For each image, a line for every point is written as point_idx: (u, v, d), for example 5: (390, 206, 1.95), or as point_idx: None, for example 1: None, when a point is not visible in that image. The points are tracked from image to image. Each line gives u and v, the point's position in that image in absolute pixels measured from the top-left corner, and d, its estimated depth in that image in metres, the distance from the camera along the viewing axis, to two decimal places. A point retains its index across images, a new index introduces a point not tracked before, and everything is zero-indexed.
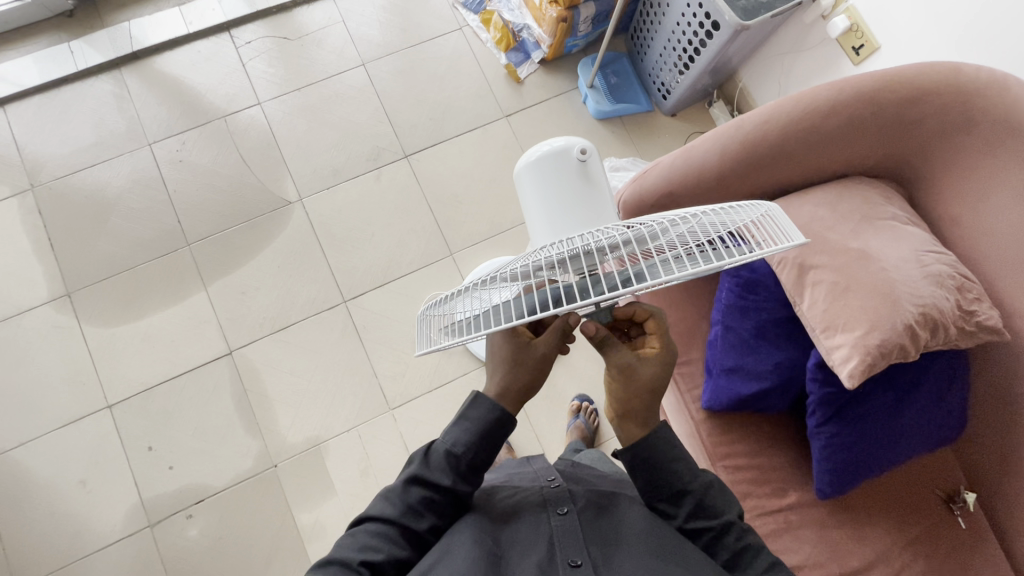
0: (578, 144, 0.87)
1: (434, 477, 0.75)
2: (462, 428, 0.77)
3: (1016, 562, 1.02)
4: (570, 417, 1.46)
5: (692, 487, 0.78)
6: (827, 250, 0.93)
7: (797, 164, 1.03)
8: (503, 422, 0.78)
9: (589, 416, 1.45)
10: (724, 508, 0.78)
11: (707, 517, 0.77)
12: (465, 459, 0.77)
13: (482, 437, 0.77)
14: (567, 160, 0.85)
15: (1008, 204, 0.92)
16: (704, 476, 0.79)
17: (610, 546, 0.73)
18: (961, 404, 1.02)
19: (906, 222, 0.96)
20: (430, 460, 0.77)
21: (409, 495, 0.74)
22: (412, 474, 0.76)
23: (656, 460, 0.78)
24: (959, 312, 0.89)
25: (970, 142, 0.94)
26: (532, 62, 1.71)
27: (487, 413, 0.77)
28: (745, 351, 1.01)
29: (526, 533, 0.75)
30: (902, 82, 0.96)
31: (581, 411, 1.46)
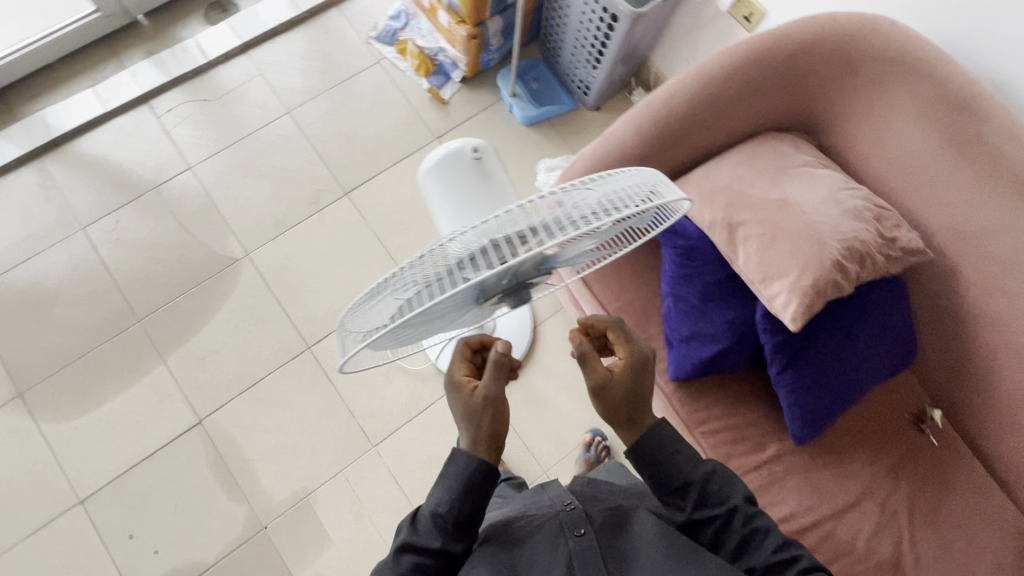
0: (478, 143, 1.08)
1: (422, 542, 0.73)
2: (443, 486, 0.76)
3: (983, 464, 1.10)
4: (580, 450, 1.46)
5: (692, 478, 0.79)
6: (750, 205, 0.97)
7: (709, 131, 1.08)
8: (486, 474, 0.77)
9: (599, 449, 1.45)
10: (728, 494, 0.78)
11: (712, 505, 0.78)
12: (454, 517, 0.75)
13: (465, 495, 0.75)
14: (465, 158, 1.07)
15: (904, 133, 0.97)
16: (705, 465, 0.79)
17: (628, 564, 0.73)
18: (908, 326, 1.07)
19: (818, 167, 1.00)
20: (418, 525, 0.75)
21: (401, 563, 0.72)
22: (401, 541, 0.74)
23: (656, 457, 0.79)
24: (882, 240, 0.94)
25: (858, 83, 1.01)
26: (453, 81, 1.75)
27: (466, 467, 0.76)
28: (697, 317, 1.04)
29: (544, 556, 0.75)
30: (786, 38, 1.02)
31: (592, 444, 1.45)
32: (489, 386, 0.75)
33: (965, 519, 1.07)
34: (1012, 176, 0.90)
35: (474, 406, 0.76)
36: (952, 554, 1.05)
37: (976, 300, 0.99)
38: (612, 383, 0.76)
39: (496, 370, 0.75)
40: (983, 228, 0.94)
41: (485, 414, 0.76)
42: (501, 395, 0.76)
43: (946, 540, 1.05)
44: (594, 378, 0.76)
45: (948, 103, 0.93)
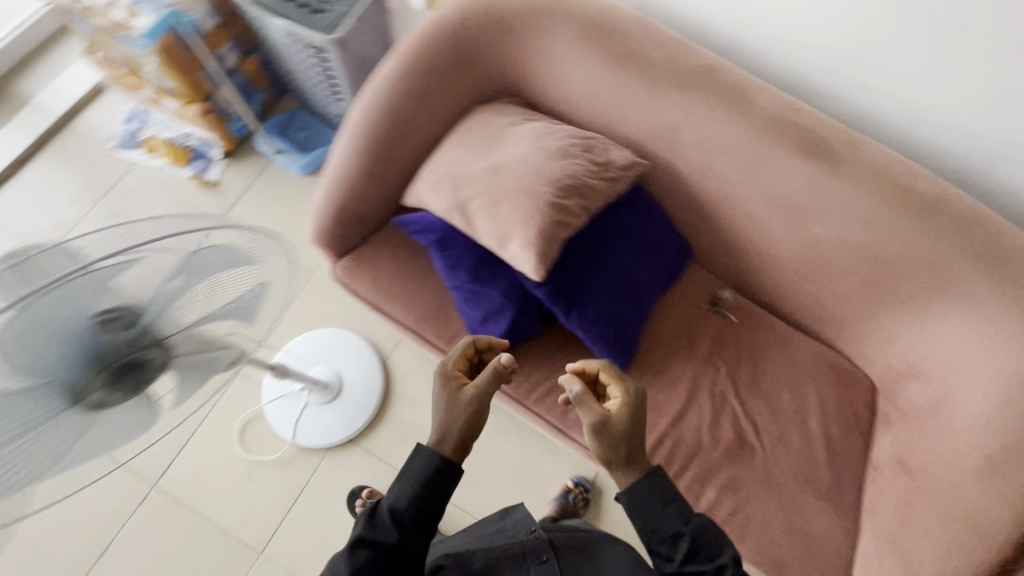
0: None
1: (378, 536, 0.70)
2: (405, 482, 0.73)
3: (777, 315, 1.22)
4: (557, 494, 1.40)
5: (684, 530, 0.74)
6: (471, 180, 1.00)
7: (421, 127, 1.10)
8: (449, 473, 0.74)
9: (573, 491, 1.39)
10: (717, 552, 0.73)
11: (699, 561, 0.72)
12: (413, 514, 0.72)
13: (426, 491, 0.73)
14: None
15: (575, 69, 1.03)
16: (696, 517, 0.75)
17: None
18: (666, 229, 1.14)
19: (521, 124, 1.05)
20: (376, 522, 0.71)
21: (357, 557, 0.68)
22: (357, 535, 0.70)
23: (641, 504, 0.76)
24: (593, 166, 1.00)
25: (521, 38, 1.03)
26: (216, 160, 1.68)
27: (427, 463, 0.74)
28: (479, 299, 1.06)
29: None
30: (445, 23, 1.03)
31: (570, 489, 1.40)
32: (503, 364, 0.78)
33: (782, 374, 1.15)
34: (666, 76, 0.99)
35: (453, 398, 0.77)
36: (782, 409, 1.13)
37: (698, 186, 1.08)
38: (612, 420, 0.76)
39: (493, 374, 0.77)
40: (671, 124, 1.02)
41: (455, 409, 0.77)
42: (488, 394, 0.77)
43: (772, 399, 1.14)
44: (594, 413, 0.76)
45: (599, 30, 1.01)
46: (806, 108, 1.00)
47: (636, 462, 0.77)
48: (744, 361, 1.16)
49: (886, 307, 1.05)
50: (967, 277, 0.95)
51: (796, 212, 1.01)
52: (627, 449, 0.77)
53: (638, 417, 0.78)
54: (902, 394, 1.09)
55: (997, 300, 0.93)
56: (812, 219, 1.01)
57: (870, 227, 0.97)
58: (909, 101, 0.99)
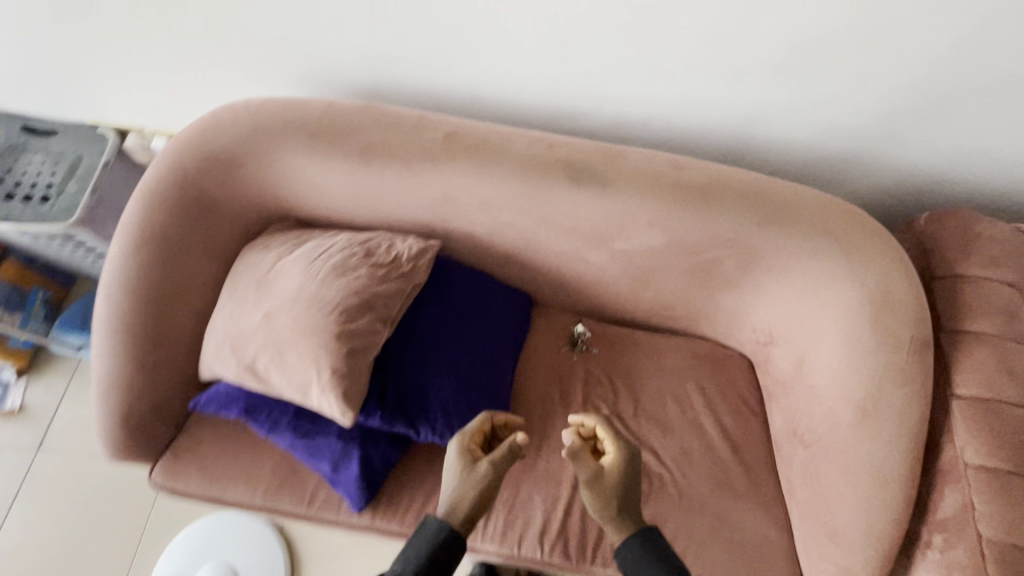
0: None
1: None
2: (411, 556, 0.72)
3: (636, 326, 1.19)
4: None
5: None
6: (249, 336, 0.88)
7: (185, 297, 0.95)
8: (455, 547, 0.73)
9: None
10: None
11: None
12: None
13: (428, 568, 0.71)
14: None
15: (326, 179, 0.95)
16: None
17: None
18: (490, 290, 1.08)
19: (291, 252, 0.95)
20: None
21: None
22: None
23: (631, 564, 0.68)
24: (379, 271, 0.92)
25: (251, 169, 0.92)
26: (10, 383, 1.45)
27: (437, 533, 0.73)
28: (317, 449, 0.94)
29: None
30: (154, 185, 0.89)
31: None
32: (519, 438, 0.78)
33: (661, 384, 1.11)
34: (416, 156, 0.93)
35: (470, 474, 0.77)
36: (674, 423, 1.07)
37: (501, 242, 1.03)
38: (600, 472, 0.72)
39: (505, 451, 0.78)
40: (441, 196, 0.96)
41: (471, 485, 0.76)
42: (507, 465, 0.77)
43: (661, 416, 1.07)
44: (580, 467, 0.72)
45: (323, 131, 0.92)
46: (558, 136, 0.96)
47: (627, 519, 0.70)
48: (621, 388, 1.10)
49: (718, 290, 1.03)
50: (762, 240, 0.92)
51: (595, 236, 0.98)
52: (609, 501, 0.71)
53: (625, 478, 0.72)
54: (771, 363, 1.07)
55: (798, 251, 0.92)
56: (611, 238, 0.97)
57: (658, 227, 0.94)
58: (649, 95, 0.98)
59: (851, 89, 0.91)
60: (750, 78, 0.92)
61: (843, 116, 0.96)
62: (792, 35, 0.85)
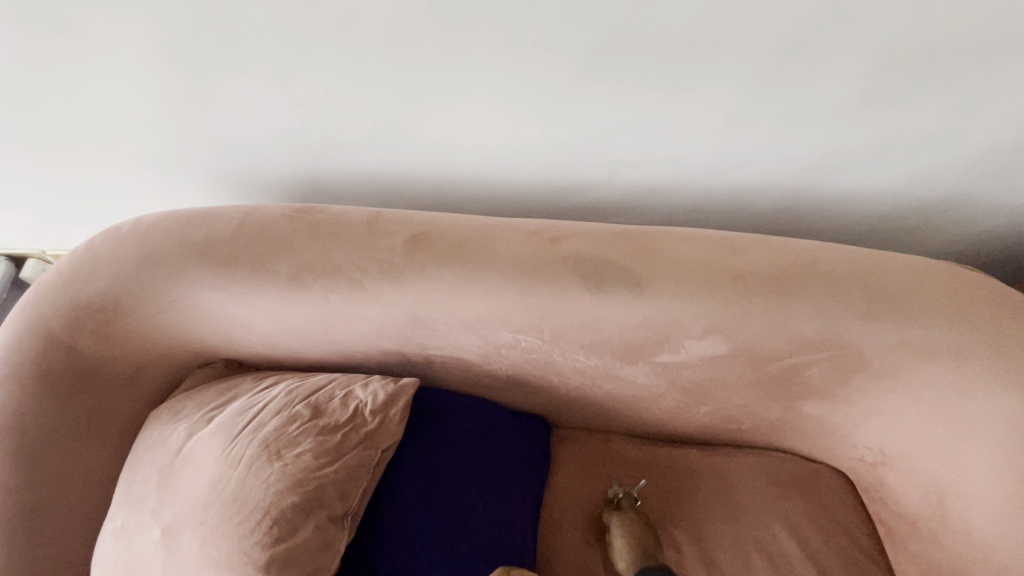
0: None
1: None
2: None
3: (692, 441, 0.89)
4: None
5: None
6: (145, 564, 0.60)
7: (66, 495, 0.69)
8: None
9: None
10: None
11: None
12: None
13: None
14: None
15: (248, 313, 0.69)
16: None
17: None
18: (494, 425, 0.79)
19: (207, 420, 0.68)
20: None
21: None
22: None
23: None
24: (329, 441, 0.64)
25: (143, 313, 0.68)
26: None
27: None
28: None
29: None
30: (10, 354, 0.66)
31: None
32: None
33: (740, 530, 0.81)
34: (369, 269, 0.68)
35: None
36: None
37: (500, 364, 0.77)
38: None
39: None
40: (412, 319, 0.70)
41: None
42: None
43: None
44: None
45: (240, 253, 0.67)
46: (561, 223, 0.71)
47: None
48: (684, 540, 0.81)
49: (801, 400, 0.75)
50: (868, 339, 0.65)
51: (629, 350, 0.71)
52: None
53: None
54: (887, 488, 0.78)
55: (921, 351, 0.64)
56: (651, 350, 0.71)
57: (718, 333, 0.67)
58: (675, 154, 0.73)
59: (958, 125, 0.66)
60: (815, 121, 0.67)
61: (945, 156, 0.71)
62: (881, 61, 0.59)
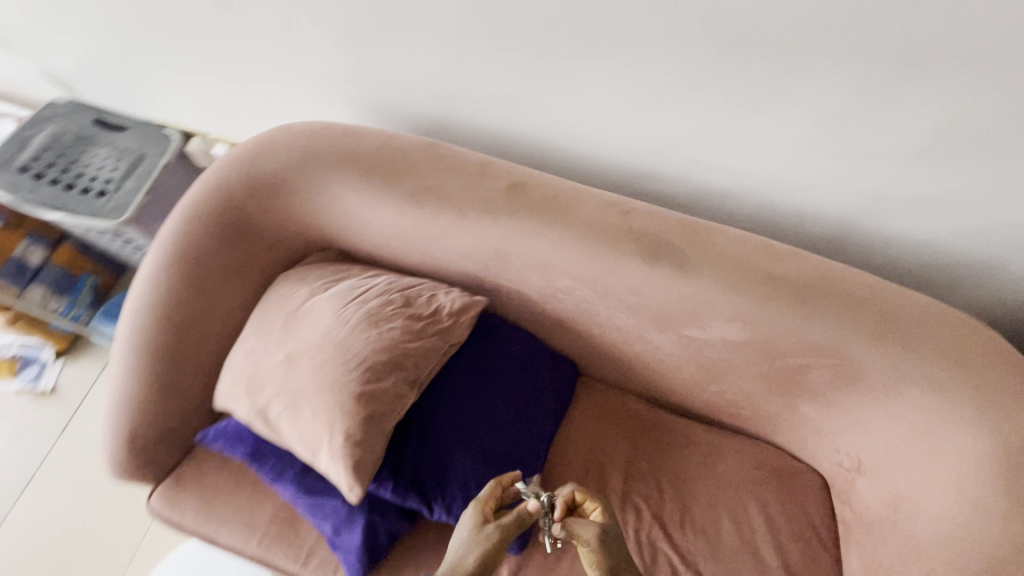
0: None
1: None
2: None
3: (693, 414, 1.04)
4: None
5: None
6: (267, 377, 0.81)
7: (212, 318, 0.91)
8: None
9: None
10: None
11: None
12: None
13: None
14: None
15: (370, 215, 0.88)
16: None
17: None
18: (535, 355, 0.96)
19: (324, 289, 0.88)
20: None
21: None
22: None
23: None
24: (414, 326, 0.82)
25: (295, 197, 0.88)
26: (49, 364, 1.46)
27: None
28: (323, 508, 0.84)
29: None
30: (197, 203, 0.88)
31: None
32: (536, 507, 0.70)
33: (718, 495, 0.95)
34: (472, 202, 0.84)
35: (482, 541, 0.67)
36: (726, 545, 0.91)
37: (554, 307, 0.92)
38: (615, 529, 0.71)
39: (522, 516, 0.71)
40: (494, 250, 0.86)
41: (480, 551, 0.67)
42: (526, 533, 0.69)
43: (710, 533, 0.92)
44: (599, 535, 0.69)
45: (377, 167, 0.86)
46: (633, 201, 0.85)
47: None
48: (668, 489, 0.96)
49: (800, 399, 0.87)
50: (867, 360, 0.77)
51: (663, 319, 0.85)
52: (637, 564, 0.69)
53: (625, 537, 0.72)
54: (855, 493, 0.89)
55: (912, 378, 0.75)
56: (681, 323, 0.85)
57: (742, 321, 0.80)
58: (747, 166, 0.85)
59: (1002, 196, 0.75)
60: (876, 163, 0.78)
61: (986, 221, 0.80)
62: (942, 125, 0.70)
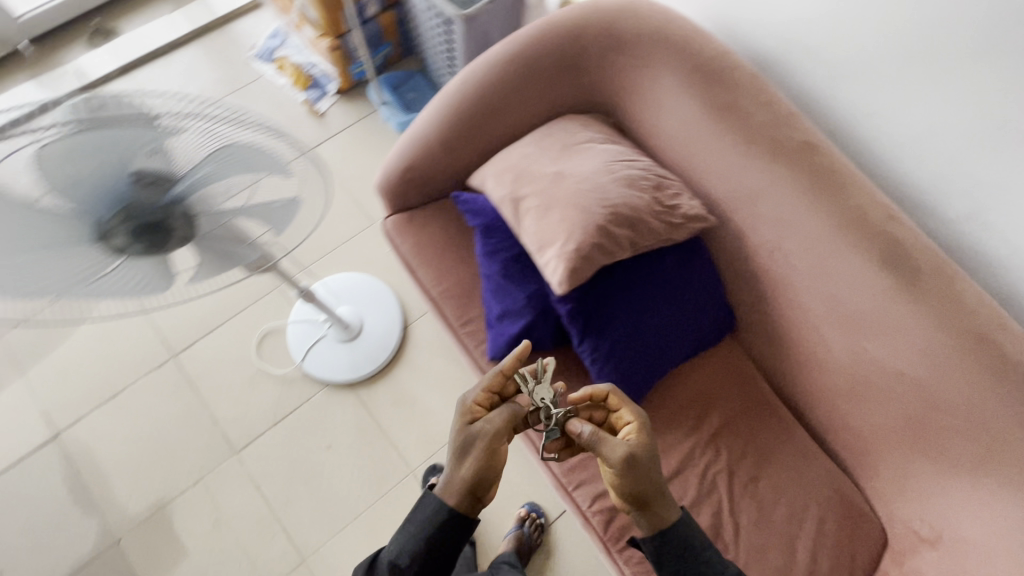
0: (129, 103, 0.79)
1: None
2: (411, 531, 0.78)
3: (805, 421, 1.12)
4: (512, 525, 1.39)
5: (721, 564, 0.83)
6: (532, 179, 1.00)
7: (507, 116, 1.11)
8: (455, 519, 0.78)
9: (533, 527, 1.37)
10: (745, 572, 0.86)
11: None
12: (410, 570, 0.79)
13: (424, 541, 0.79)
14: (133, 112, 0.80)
15: (673, 105, 1.01)
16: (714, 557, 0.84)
17: None
18: (714, 293, 1.08)
19: (601, 142, 1.04)
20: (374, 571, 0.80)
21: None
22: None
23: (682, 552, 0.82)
24: (657, 207, 0.96)
25: (627, 61, 1.04)
26: (329, 95, 1.80)
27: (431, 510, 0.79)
28: (503, 294, 1.06)
29: None
30: (555, 25, 1.06)
31: (526, 520, 1.38)
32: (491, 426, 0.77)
33: (787, 488, 1.05)
34: (766, 139, 0.95)
35: (466, 448, 0.80)
36: (771, 524, 1.02)
37: (763, 264, 1.01)
38: (637, 452, 0.79)
39: (511, 416, 0.81)
40: (753, 188, 0.97)
41: (462, 451, 0.79)
42: (495, 438, 0.78)
43: (763, 509, 1.03)
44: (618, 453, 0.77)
45: (707, 70, 0.98)
46: (899, 215, 0.94)
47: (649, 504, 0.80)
48: (749, 456, 1.07)
49: (923, 459, 0.93)
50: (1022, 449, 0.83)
51: (856, 323, 0.93)
52: (641, 491, 0.78)
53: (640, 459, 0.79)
54: (913, 562, 0.96)
55: None
56: (870, 334, 0.93)
57: (929, 358, 0.88)
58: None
59: None
60: None
61: None
62: None
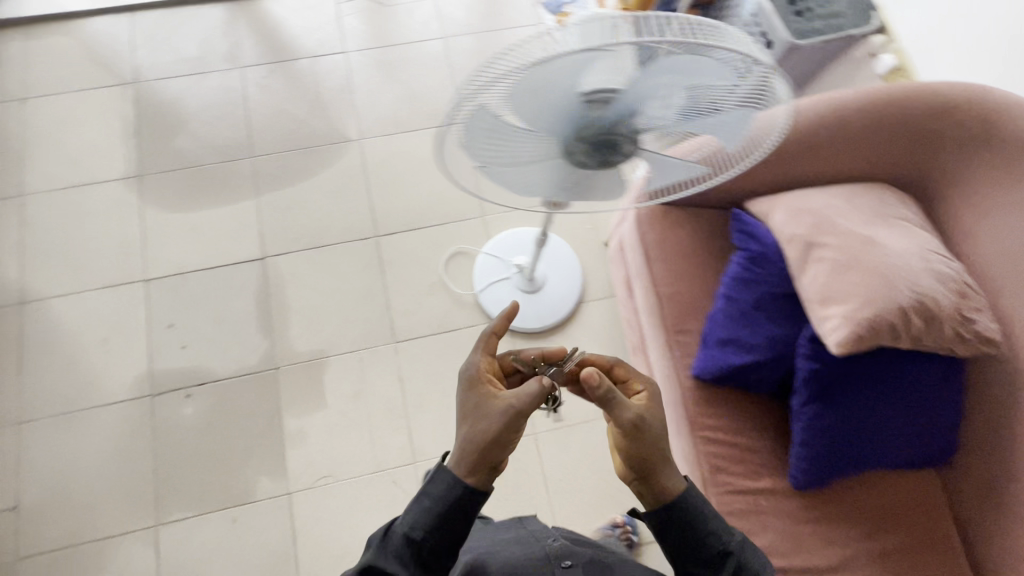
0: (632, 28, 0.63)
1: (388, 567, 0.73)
2: (426, 506, 0.74)
3: None
4: (606, 526, 1.39)
5: (733, 547, 0.80)
6: (836, 232, 0.97)
7: (825, 160, 1.11)
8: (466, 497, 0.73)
9: (622, 534, 1.36)
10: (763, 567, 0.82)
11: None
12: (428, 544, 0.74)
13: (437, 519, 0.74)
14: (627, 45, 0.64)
15: (1012, 220, 1.00)
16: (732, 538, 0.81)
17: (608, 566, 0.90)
18: (951, 419, 1.02)
19: (916, 225, 1.00)
20: (387, 546, 0.74)
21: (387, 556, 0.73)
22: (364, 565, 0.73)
23: (690, 524, 0.80)
24: (959, 315, 0.91)
25: (982, 160, 1.04)
26: None
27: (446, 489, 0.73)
28: (741, 323, 1.05)
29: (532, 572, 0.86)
30: (926, 97, 1.06)
31: (620, 527, 1.38)
32: (515, 398, 0.76)
33: None
34: None
35: (479, 407, 0.77)
36: None
37: None
38: (644, 417, 0.79)
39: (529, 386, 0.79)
40: None
41: (475, 422, 0.76)
42: (516, 412, 0.75)
43: None
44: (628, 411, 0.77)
45: None
46: None
47: (653, 466, 0.79)
48: None
49: None
50: None
51: None
52: (648, 453, 0.79)
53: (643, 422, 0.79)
54: None
55: None
56: None
57: None
58: None
59: None
60: None
61: None
62: None
